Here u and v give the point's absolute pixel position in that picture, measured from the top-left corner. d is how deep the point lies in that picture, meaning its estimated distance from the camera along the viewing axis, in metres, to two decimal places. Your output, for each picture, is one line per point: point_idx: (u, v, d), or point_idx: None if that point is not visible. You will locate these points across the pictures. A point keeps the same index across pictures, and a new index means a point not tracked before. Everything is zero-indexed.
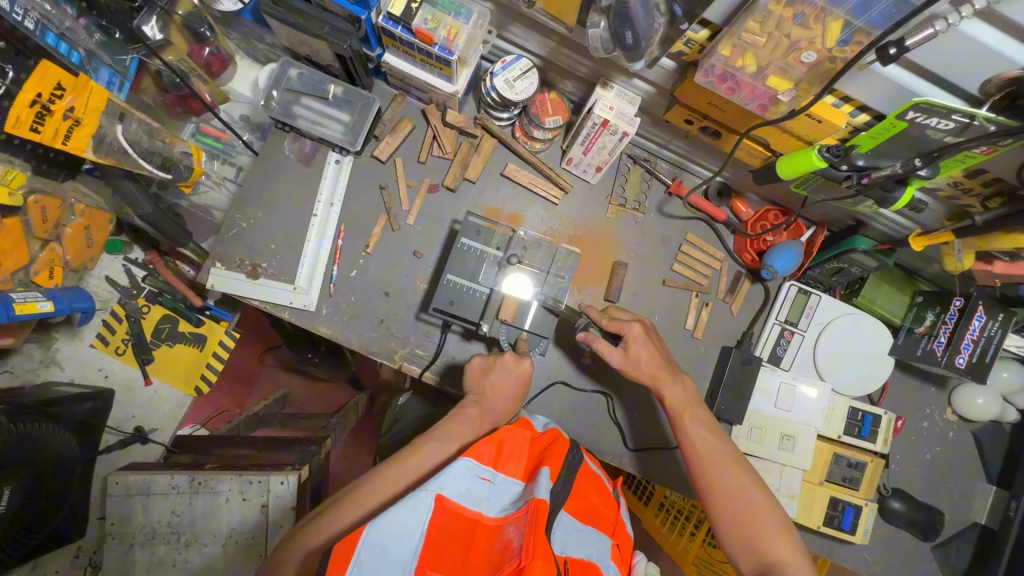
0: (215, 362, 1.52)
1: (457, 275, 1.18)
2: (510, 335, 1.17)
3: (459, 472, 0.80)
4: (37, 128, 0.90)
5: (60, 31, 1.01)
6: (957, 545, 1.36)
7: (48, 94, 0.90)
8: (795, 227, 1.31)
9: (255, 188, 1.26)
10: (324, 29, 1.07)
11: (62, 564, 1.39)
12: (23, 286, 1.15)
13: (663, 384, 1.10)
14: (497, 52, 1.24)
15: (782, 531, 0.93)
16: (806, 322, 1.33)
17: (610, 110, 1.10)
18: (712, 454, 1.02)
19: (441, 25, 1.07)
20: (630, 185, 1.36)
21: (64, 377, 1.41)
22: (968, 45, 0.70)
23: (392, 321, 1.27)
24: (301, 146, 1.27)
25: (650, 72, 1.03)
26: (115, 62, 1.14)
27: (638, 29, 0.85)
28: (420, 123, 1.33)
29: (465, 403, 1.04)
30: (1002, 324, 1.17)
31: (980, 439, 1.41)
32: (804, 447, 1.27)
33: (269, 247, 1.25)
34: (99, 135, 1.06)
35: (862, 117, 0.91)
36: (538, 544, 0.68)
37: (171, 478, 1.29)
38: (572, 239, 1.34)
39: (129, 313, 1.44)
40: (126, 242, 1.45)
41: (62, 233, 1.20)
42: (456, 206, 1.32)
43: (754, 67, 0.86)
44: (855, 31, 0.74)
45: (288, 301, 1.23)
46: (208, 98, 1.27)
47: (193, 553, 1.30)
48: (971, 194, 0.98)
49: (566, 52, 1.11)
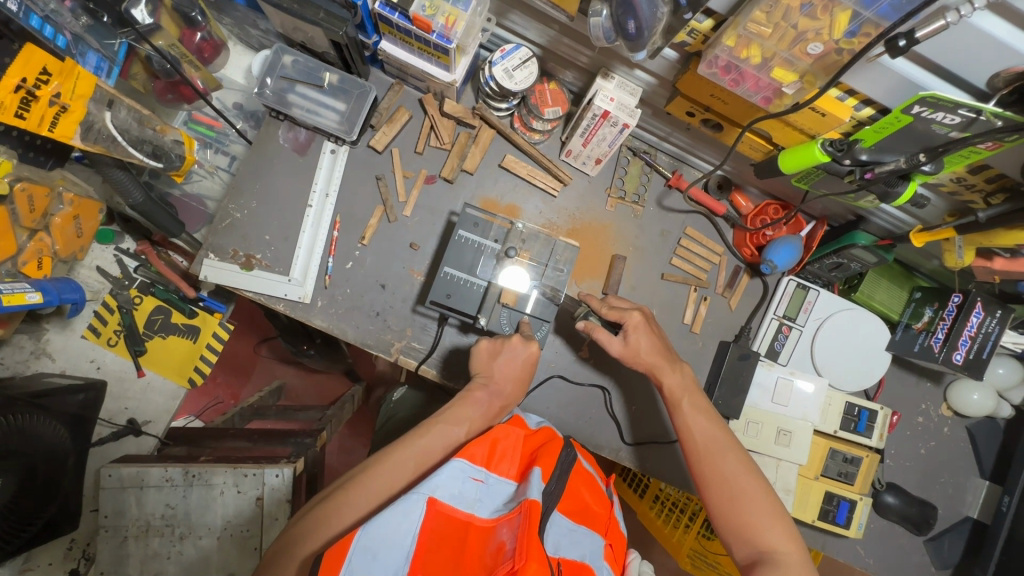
0: (209, 354, 1.50)
1: (455, 267, 1.16)
2: (512, 320, 1.16)
3: (452, 473, 0.79)
4: (22, 114, 0.87)
5: (45, 14, 0.95)
6: (949, 540, 1.37)
7: (35, 79, 0.88)
8: (795, 222, 1.30)
9: (249, 177, 1.23)
10: (319, 15, 1.04)
11: (55, 556, 1.38)
12: (10, 277, 1.13)
13: (661, 373, 1.10)
14: (496, 41, 1.23)
15: (781, 521, 0.92)
16: (804, 317, 1.33)
17: (611, 101, 1.08)
18: (708, 444, 1.01)
19: (439, 11, 1.03)
20: (630, 177, 1.34)
21: (56, 368, 1.39)
22: (979, 37, 0.68)
23: (389, 313, 1.25)
24: (296, 134, 1.25)
25: (652, 62, 1.02)
26: (104, 46, 1.08)
27: (641, 18, 0.84)
28: (417, 112, 1.30)
29: (475, 385, 1.04)
30: (1000, 321, 1.17)
31: (975, 435, 1.42)
32: (800, 442, 1.26)
33: (263, 238, 1.23)
34: (87, 122, 1.02)
35: (866, 111, 0.89)
36: (531, 546, 0.67)
37: (164, 471, 1.28)
38: (570, 232, 1.33)
39: (120, 304, 1.42)
40: (117, 231, 1.42)
41: (51, 222, 1.18)
42: (454, 198, 1.30)
43: (759, 58, 0.84)
44: (863, 22, 0.73)
45: (282, 293, 1.21)
46: (199, 85, 1.26)
47: (188, 546, 1.29)
48: (974, 190, 0.96)
49: (566, 42, 1.09)
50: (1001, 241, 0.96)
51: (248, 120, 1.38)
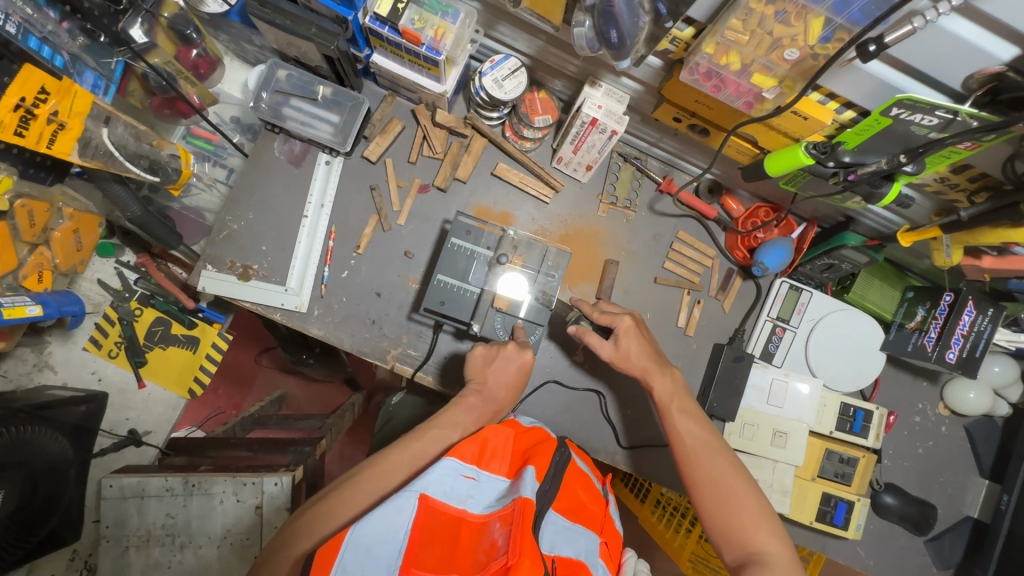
0: (209, 364, 1.51)
1: (448, 275, 1.18)
2: (506, 324, 1.17)
3: (443, 471, 0.81)
4: (22, 132, 0.90)
5: (43, 35, 1.00)
6: (949, 539, 1.37)
7: (33, 98, 0.90)
8: (786, 224, 1.31)
9: (246, 189, 1.26)
10: (311, 30, 1.07)
11: (58, 566, 1.40)
12: (12, 290, 1.16)
13: (652, 377, 1.10)
14: (485, 52, 1.25)
15: (770, 523, 0.92)
16: (798, 318, 1.34)
17: (599, 109, 1.10)
18: (697, 446, 1.02)
19: (428, 25, 1.06)
20: (621, 184, 1.36)
21: (58, 380, 1.42)
22: (950, 39, 0.70)
23: (384, 320, 1.27)
24: (291, 147, 1.28)
25: (637, 70, 1.03)
26: (100, 65, 1.13)
27: (623, 28, 0.86)
28: (410, 123, 1.33)
29: (467, 393, 1.05)
30: (991, 319, 1.19)
31: (973, 434, 1.42)
32: (795, 443, 1.27)
33: (260, 249, 1.25)
34: (85, 138, 1.04)
35: (848, 114, 0.91)
36: (525, 543, 0.69)
37: (165, 480, 1.29)
38: (562, 237, 1.34)
39: (121, 316, 1.44)
40: (117, 244, 1.45)
41: (50, 236, 1.21)
42: (448, 206, 1.32)
43: (738, 65, 0.86)
44: (836, 28, 0.75)
45: (279, 302, 1.23)
46: (196, 100, 1.29)
47: (188, 555, 1.30)
48: (958, 189, 0.97)
49: (554, 51, 1.11)
50: (987, 239, 0.97)
51: (245, 134, 1.40)
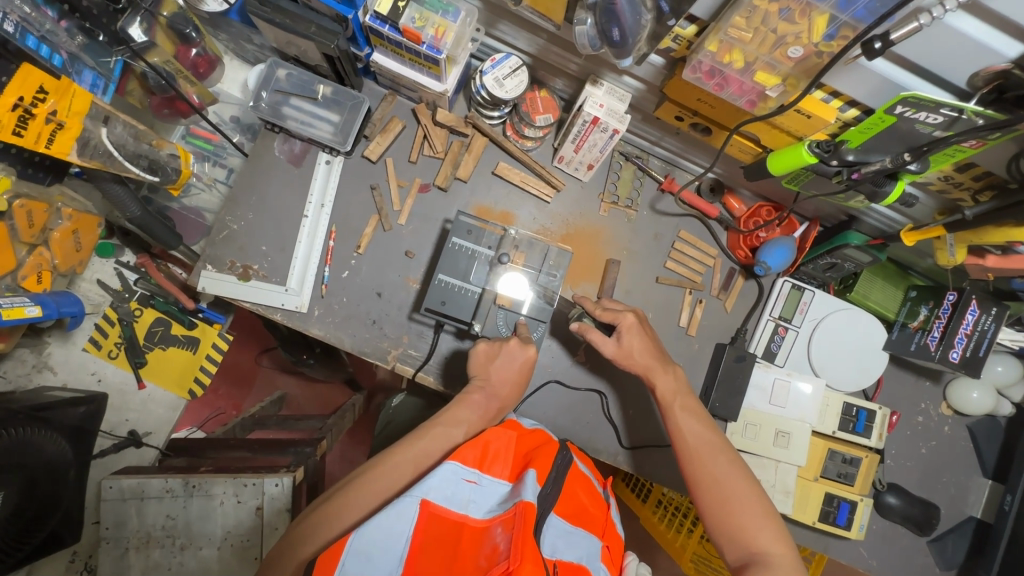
0: (209, 364, 1.50)
1: (449, 275, 1.18)
2: (508, 322, 1.17)
3: (444, 476, 0.80)
4: (20, 132, 0.90)
5: (41, 34, 1.00)
6: (952, 539, 1.36)
7: (31, 97, 0.90)
8: (788, 223, 1.31)
9: (245, 188, 1.25)
10: (311, 28, 1.06)
11: (58, 568, 1.40)
12: (11, 291, 1.15)
13: (654, 376, 1.10)
14: (486, 50, 1.24)
15: (773, 523, 0.92)
16: (800, 318, 1.33)
17: (600, 108, 1.09)
18: (700, 447, 1.01)
19: (428, 23, 1.05)
20: (622, 183, 1.35)
21: (57, 381, 1.41)
22: (955, 37, 0.70)
23: (385, 320, 1.26)
24: (292, 146, 1.27)
25: (639, 68, 1.03)
26: (99, 64, 1.12)
27: (625, 25, 0.85)
28: (410, 122, 1.32)
29: (471, 389, 1.04)
30: (995, 318, 1.18)
31: (976, 433, 1.41)
32: (798, 443, 1.26)
33: (260, 249, 1.25)
34: (83, 137, 1.04)
35: (851, 113, 0.90)
36: (526, 548, 0.68)
37: (165, 482, 1.29)
38: (563, 237, 1.34)
39: (121, 317, 1.44)
40: (116, 245, 1.44)
41: (50, 237, 1.20)
42: (448, 205, 1.31)
43: (741, 63, 0.85)
44: (840, 25, 0.74)
45: (280, 302, 1.22)
46: (195, 100, 1.29)
47: (188, 557, 1.30)
48: (962, 187, 0.97)
49: (555, 50, 1.10)
50: (991, 238, 0.96)
51: (245, 133, 1.40)
